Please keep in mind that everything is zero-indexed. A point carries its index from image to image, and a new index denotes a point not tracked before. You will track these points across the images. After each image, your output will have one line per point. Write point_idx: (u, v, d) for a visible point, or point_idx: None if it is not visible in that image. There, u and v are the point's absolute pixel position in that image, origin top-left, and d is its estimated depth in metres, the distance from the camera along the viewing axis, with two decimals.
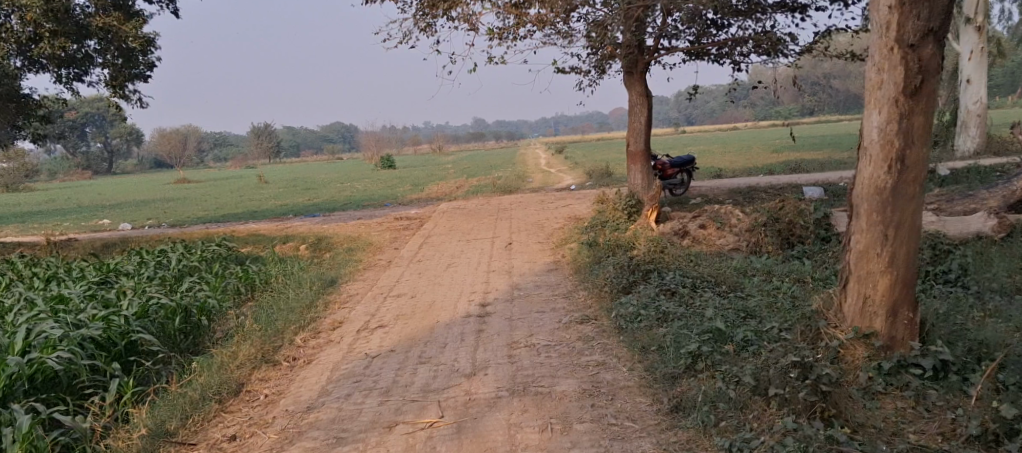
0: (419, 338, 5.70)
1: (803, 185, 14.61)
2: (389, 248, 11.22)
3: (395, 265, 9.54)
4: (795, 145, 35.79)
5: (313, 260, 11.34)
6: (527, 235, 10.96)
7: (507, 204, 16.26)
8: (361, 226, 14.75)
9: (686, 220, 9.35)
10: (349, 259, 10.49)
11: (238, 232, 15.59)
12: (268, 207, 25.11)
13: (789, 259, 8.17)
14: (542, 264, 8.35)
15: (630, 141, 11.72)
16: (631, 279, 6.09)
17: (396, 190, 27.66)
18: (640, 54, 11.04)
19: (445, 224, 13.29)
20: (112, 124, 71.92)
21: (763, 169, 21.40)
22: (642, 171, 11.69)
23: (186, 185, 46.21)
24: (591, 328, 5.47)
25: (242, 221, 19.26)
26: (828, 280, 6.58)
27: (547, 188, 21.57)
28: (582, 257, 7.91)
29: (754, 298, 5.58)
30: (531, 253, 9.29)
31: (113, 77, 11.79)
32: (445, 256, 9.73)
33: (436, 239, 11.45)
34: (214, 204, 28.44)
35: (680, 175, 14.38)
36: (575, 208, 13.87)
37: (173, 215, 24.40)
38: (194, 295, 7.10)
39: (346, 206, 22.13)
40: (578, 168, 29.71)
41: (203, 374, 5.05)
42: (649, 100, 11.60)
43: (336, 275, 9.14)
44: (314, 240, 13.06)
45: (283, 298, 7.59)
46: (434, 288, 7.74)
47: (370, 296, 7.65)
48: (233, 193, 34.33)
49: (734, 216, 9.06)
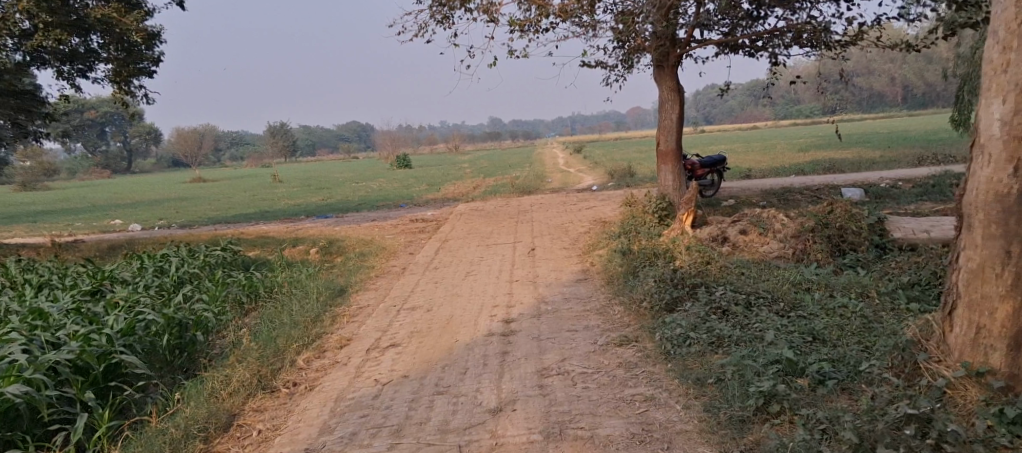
0: (436, 362, 5.04)
1: (841, 186, 13.79)
2: (405, 253, 10.60)
3: (410, 273, 8.91)
4: (821, 144, 34.79)
5: (324, 266, 10.75)
6: (551, 239, 10.27)
7: (528, 205, 15.57)
8: (376, 228, 14.17)
9: (725, 224, 8.62)
10: (361, 265, 9.87)
11: (249, 234, 15.07)
12: (282, 206, 24.69)
13: (842, 269, 7.41)
14: (569, 274, 7.68)
15: (660, 140, 10.99)
16: (675, 295, 5.38)
17: (412, 190, 27.13)
18: (672, 47, 10.29)
19: (463, 227, 12.66)
20: (131, 123, 72.35)
21: (793, 169, 20.57)
22: (673, 171, 10.95)
23: (203, 183, 46.19)
24: (632, 352, 4.78)
25: (253, 222, 18.76)
26: (896, 297, 5.82)
27: (567, 189, 20.88)
28: (614, 266, 7.21)
29: (818, 318, 4.84)
30: (556, 260, 8.61)
31: (116, 73, 11.30)
32: (463, 263, 9.07)
33: (453, 243, 10.81)
34: (228, 203, 28.10)
35: (711, 176, 13.62)
36: (599, 210, 13.14)
37: (185, 215, 23.99)
38: (190, 308, 6.48)
39: (361, 207, 21.62)
40: (597, 167, 28.99)
41: (190, 405, 4.43)
42: (681, 96, 10.83)
43: (347, 283, 8.51)
44: (325, 243, 12.48)
45: (288, 311, 6.97)
46: (452, 300, 7.08)
47: (383, 308, 7.03)
48: (247, 193, 33.97)
49: (777, 221, 8.32)
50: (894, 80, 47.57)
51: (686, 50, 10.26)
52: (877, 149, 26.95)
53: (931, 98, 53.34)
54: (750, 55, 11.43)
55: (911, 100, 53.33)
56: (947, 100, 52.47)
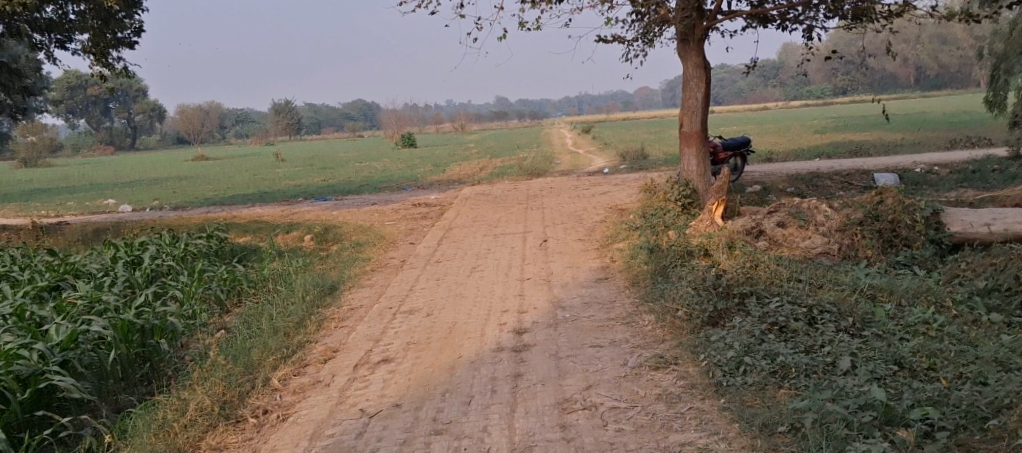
0: (434, 388, 4.23)
1: (874, 171, 12.84)
2: (405, 243, 9.77)
3: (411, 267, 8.06)
4: (836, 126, 33.71)
5: (318, 257, 9.92)
6: (564, 229, 9.40)
7: (537, 189, 14.67)
8: (375, 213, 13.31)
9: (759, 215, 7.72)
10: (356, 256, 9.03)
11: (242, 217, 14.26)
12: (282, 187, 23.84)
13: (896, 268, 6.52)
14: (587, 272, 6.84)
15: (683, 121, 10.05)
16: (719, 307, 4.53)
17: (417, 171, 26.34)
18: (699, 18, 9.34)
19: (469, 213, 11.82)
20: (135, 99, 71.44)
21: (814, 151, 19.52)
22: (698, 155, 10.02)
23: (205, 162, 45.43)
24: (673, 378, 3.95)
25: (249, 204, 17.97)
26: (973, 305, 4.93)
27: (577, 171, 19.94)
28: (640, 265, 6.35)
29: (899, 339, 3.97)
30: (572, 255, 7.76)
31: (94, 43, 10.39)
32: (469, 256, 8.22)
33: (457, 233, 9.95)
34: (227, 183, 27.34)
35: (734, 159, 12.68)
36: (614, 196, 12.24)
37: (182, 195, 23.25)
38: (154, 311, 5.66)
39: (362, 189, 20.76)
40: (608, 149, 28.00)
41: (127, 446, 3.66)
42: (707, 72, 9.87)
43: (339, 278, 7.68)
44: (320, 229, 11.66)
45: (267, 317, 6.14)
46: (456, 303, 6.24)
47: (377, 312, 6.21)
48: (248, 172, 33.19)
49: (820, 212, 7.36)
50: (912, 60, 46.24)
51: (715, 21, 9.31)
52: (897, 132, 25.88)
53: (946, 78, 52.02)
54: (782, 28, 10.45)
55: (926, 80, 51.96)
56: (963, 81, 51.03)
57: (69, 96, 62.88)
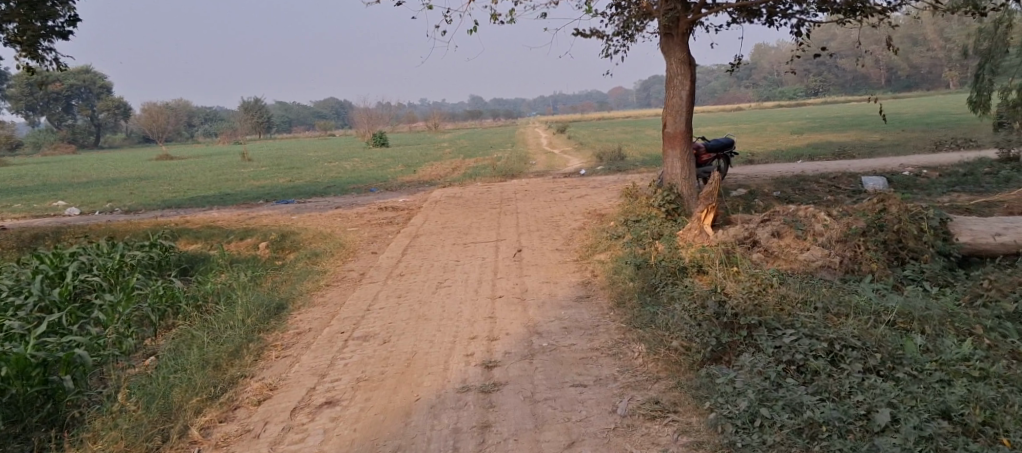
0: (385, 444, 3.53)
1: (861, 175, 12.40)
2: (366, 252, 9.02)
3: (371, 281, 7.30)
4: (812, 126, 33.65)
5: (271, 269, 9.09)
6: (539, 238, 8.71)
7: (510, 192, 13.95)
8: (338, 217, 12.50)
9: (752, 224, 7.10)
10: (312, 268, 8.24)
11: (196, 222, 13.34)
12: (246, 188, 22.80)
13: (904, 282, 6.03)
14: (567, 289, 6.17)
15: (667, 121, 9.40)
16: (723, 341, 3.86)
17: (387, 171, 25.53)
18: (684, 11, 8.71)
19: (438, 218, 11.11)
20: (99, 96, 69.24)
21: (793, 152, 19.15)
22: (682, 157, 9.39)
23: (169, 162, 43.92)
24: (671, 433, 3.30)
25: (207, 207, 17.02)
26: (1005, 331, 4.30)
27: (553, 172, 19.29)
28: (626, 284, 5.70)
29: (940, 383, 3.31)
30: (548, 268, 7.08)
31: (22, 33, 9.44)
32: (435, 268, 7.49)
33: (424, 241, 9.20)
34: (189, 184, 26.23)
35: (717, 161, 12.10)
36: (592, 200, 11.59)
37: (140, 196, 22.11)
38: (61, 342, 4.95)
39: (329, 190, 19.90)
40: (583, 149, 27.44)
41: None
42: (692, 69, 9.23)
43: (289, 296, 6.88)
44: (277, 236, 10.83)
45: (199, 346, 5.34)
46: (418, 327, 5.50)
47: (329, 338, 5.47)
48: (213, 172, 32.04)
49: (818, 221, 6.77)
50: (883, 61, 46.59)
51: (702, 14, 8.68)
52: (874, 132, 25.76)
53: (915, 80, 52.67)
54: (769, 22, 9.88)
55: (896, 81, 52.51)
56: (933, 82, 51.61)
57: (28, 93, 60.57)
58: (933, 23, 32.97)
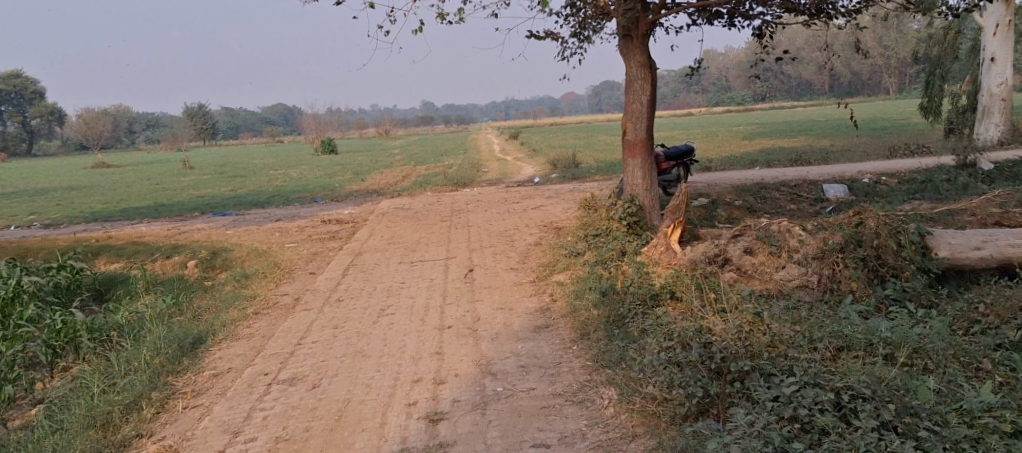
0: None
1: (820, 182, 12.18)
2: (304, 272, 8.22)
3: (305, 308, 6.49)
4: (761, 132, 34.00)
5: (198, 292, 8.15)
6: (493, 254, 8.06)
7: (462, 202, 13.23)
8: (277, 232, 11.62)
9: (721, 239, 6.58)
10: (240, 291, 7.36)
11: (120, 237, 12.21)
12: (183, 199, 21.49)
13: (885, 303, 5.65)
14: (524, 317, 5.54)
15: (627, 128, 8.88)
16: (711, 392, 3.28)
17: (335, 179, 24.57)
18: (643, 11, 8.20)
19: (385, 232, 10.35)
20: (31, 102, 65.78)
21: (746, 159, 19.03)
22: (644, 166, 8.86)
23: (105, 170, 41.75)
24: None
25: (137, 219, 15.81)
26: (1015, 365, 3.84)
27: (506, 181, 18.66)
28: (590, 312, 5.10)
29: (971, 443, 2.79)
30: (503, 290, 6.44)
31: None
32: (378, 292, 6.75)
33: (368, 259, 8.42)
34: (123, 194, 24.67)
35: (676, 169, 11.65)
36: (548, 212, 10.98)
37: (66, 208, 20.61)
38: None
39: (272, 200, 18.88)
40: (536, 156, 26.90)
41: None
42: (653, 73, 8.73)
43: (210, 327, 6.02)
44: (207, 254, 9.88)
45: (90, 395, 4.46)
46: (354, 366, 4.77)
47: (249, 380, 4.70)
48: (151, 181, 30.41)
49: (792, 236, 6.31)
50: (827, 67, 47.67)
51: (662, 14, 8.18)
52: (822, 138, 26.05)
53: (857, 86, 54.07)
54: (731, 24, 9.47)
55: (838, 87, 53.90)
56: (873, 89, 53.07)
57: None
58: (876, 32, 33.73)
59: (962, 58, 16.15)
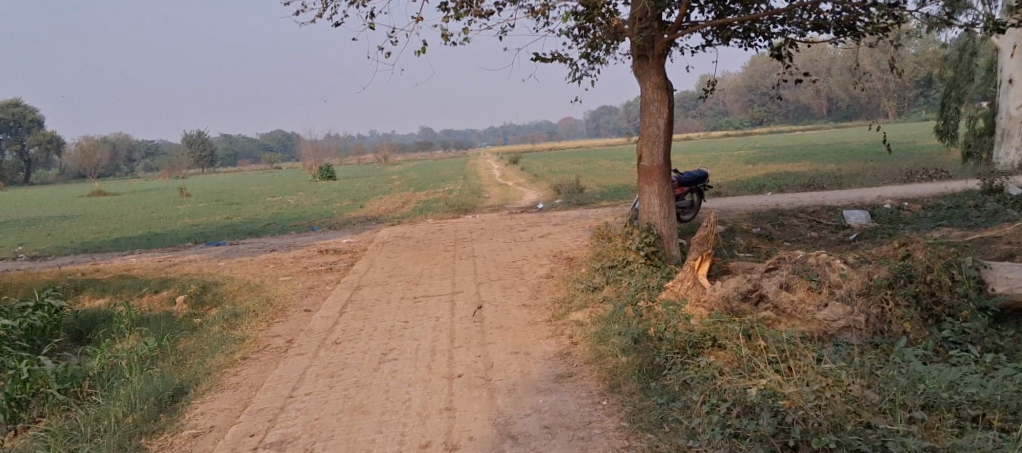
0: None
1: (840, 209, 11.68)
2: (299, 309, 7.64)
3: (299, 352, 5.90)
4: (763, 156, 33.67)
5: (184, 332, 7.54)
6: (502, 289, 7.49)
7: (466, 230, 12.68)
8: (272, 264, 11.05)
9: (754, 274, 6.04)
10: (229, 333, 6.75)
11: (106, 270, 11.61)
12: (177, 228, 20.90)
13: (944, 346, 5.12)
14: (542, 364, 4.96)
15: (643, 153, 8.36)
16: None
17: (333, 206, 24.06)
18: (659, 30, 7.75)
19: (385, 263, 9.80)
20: (29, 131, 65.49)
21: (755, 183, 18.57)
22: (661, 193, 8.34)
23: (101, 198, 41.22)
24: None
25: (127, 250, 15.21)
26: None
27: (509, 207, 18.15)
28: (620, 361, 4.53)
29: None
30: (516, 331, 5.86)
31: None
32: (378, 333, 6.17)
33: (367, 295, 7.83)
34: (116, 224, 24.07)
35: (690, 195, 11.12)
36: (557, 241, 10.44)
37: (56, 239, 20.01)
38: None
39: (269, 228, 18.34)
40: (538, 181, 26.36)
41: None
42: (669, 94, 8.24)
43: (193, 375, 5.42)
44: (197, 288, 9.30)
45: None
46: (352, 425, 4.19)
47: (233, 443, 4.11)
48: (145, 209, 29.84)
49: (833, 270, 5.77)
50: (827, 91, 47.55)
51: (680, 32, 7.73)
52: (829, 162, 25.63)
53: (856, 110, 53.92)
54: (749, 43, 9.03)
55: (838, 111, 53.79)
56: (873, 113, 52.88)
57: None
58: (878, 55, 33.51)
59: (977, 79, 15.77)
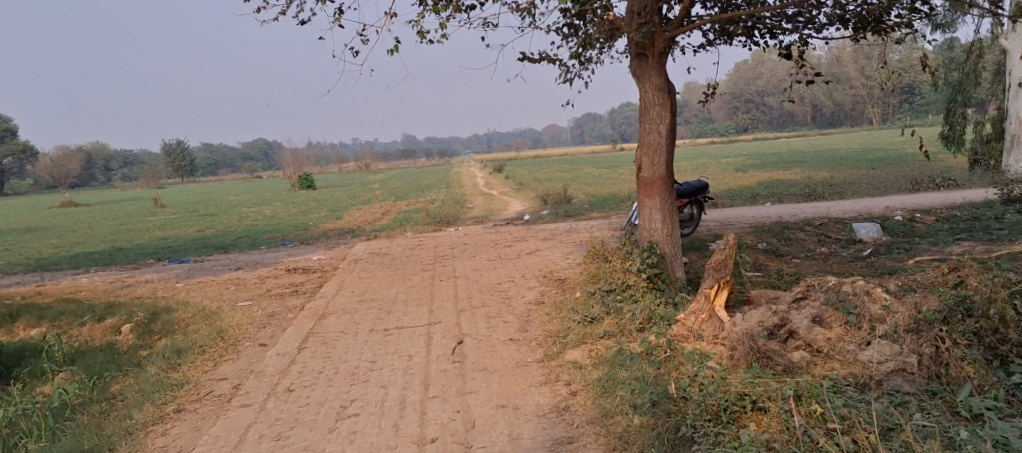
0: None
1: (849, 221, 10.91)
2: (254, 342, 6.66)
3: (243, 401, 4.94)
4: (752, 163, 33.16)
5: (120, 370, 6.53)
6: (486, 318, 6.58)
7: (448, 245, 11.75)
8: (234, 285, 10.05)
9: (781, 306, 5.18)
10: (166, 375, 5.76)
11: (51, 292, 10.50)
12: (143, 242, 19.72)
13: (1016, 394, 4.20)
14: (535, 423, 4.05)
15: (642, 164, 7.50)
16: None
17: (311, 216, 23.06)
18: (661, 25, 6.90)
19: (357, 285, 8.86)
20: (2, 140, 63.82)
21: (750, 192, 17.82)
22: (663, 207, 7.48)
23: (72, 210, 39.73)
24: None
25: (83, 268, 14.09)
26: None
27: (493, 218, 17.26)
28: (635, 426, 3.64)
29: None
30: (504, 375, 4.95)
31: None
32: (341, 376, 5.24)
33: (333, 325, 6.87)
34: (81, 237, 22.86)
35: (688, 207, 10.27)
36: (547, 258, 9.55)
37: (13, 254, 18.77)
38: None
39: (240, 242, 17.31)
40: (524, 190, 25.51)
41: None
42: (671, 98, 7.39)
43: (108, 439, 4.43)
44: (144, 316, 8.26)
45: None
46: None
47: None
48: (115, 221, 28.58)
49: (874, 301, 4.93)
50: (813, 97, 47.29)
51: (684, 28, 6.90)
52: (820, 169, 25.04)
53: (840, 117, 53.68)
54: (755, 41, 8.23)
55: (822, 117, 53.60)
56: (857, 120, 52.66)
57: None
58: None
59: (982, 85, 15.12)
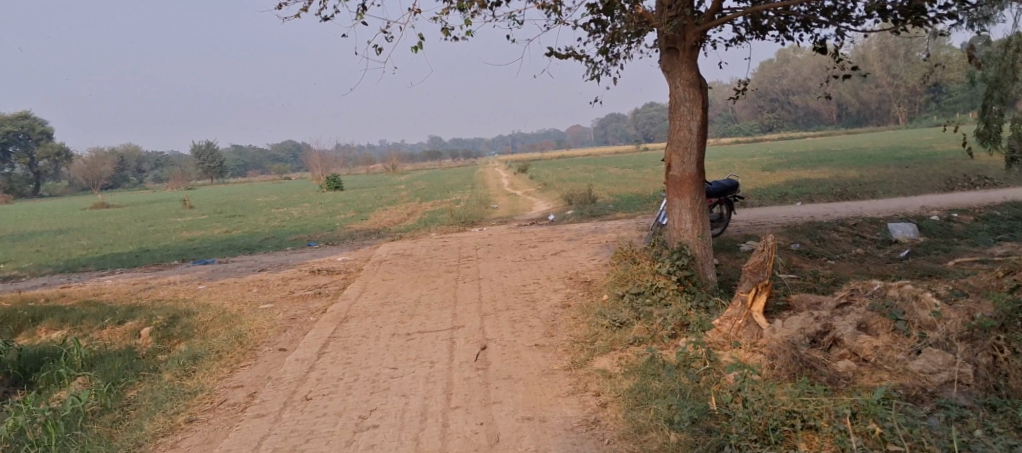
0: None
1: (886, 220, 10.52)
2: (274, 347, 6.52)
3: (260, 410, 4.79)
4: (780, 162, 32.61)
5: (138, 374, 6.43)
6: (511, 322, 6.37)
7: (471, 246, 11.57)
8: (256, 287, 9.97)
9: (823, 313, 4.89)
10: (182, 382, 5.63)
11: (76, 294, 10.51)
12: (170, 243, 19.86)
13: None
14: (563, 437, 3.82)
15: (672, 162, 7.22)
16: None
17: (336, 217, 23.07)
18: (692, 17, 6.62)
19: (379, 287, 8.71)
20: (37, 143, 65.21)
21: (780, 191, 17.40)
22: (694, 207, 7.19)
23: (103, 211, 40.35)
24: None
25: (110, 270, 14.17)
26: None
27: (517, 219, 17.06)
28: (673, 443, 3.40)
29: None
30: (530, 383, 4.73)
31: None
32: (362, 383, 5.06)
33: (354, 329, 6.71)
34: (112, 238, 23.15)
35: (718, 207, 9.96)
36: (572, 259, 9.31)
37: (44, 255, 19.00)
38: None
39: (264, 243, 17.32)
40: (548, 190, 25.27)
41: None
42: (703, 94, 7.10)
43: None
44: (165, 319, 8.19)
45: None
46: None
47: None
48: (144, 222, 28.91)
49: (924, 306, 4.62)
50: (842, 95, 46.42)
51: (716, 21, 6.62)
52: (851, 168, 24.47)
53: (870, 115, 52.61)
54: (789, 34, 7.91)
55: (851, 115, 52.59)
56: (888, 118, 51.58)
57: None
58: None
59: None
